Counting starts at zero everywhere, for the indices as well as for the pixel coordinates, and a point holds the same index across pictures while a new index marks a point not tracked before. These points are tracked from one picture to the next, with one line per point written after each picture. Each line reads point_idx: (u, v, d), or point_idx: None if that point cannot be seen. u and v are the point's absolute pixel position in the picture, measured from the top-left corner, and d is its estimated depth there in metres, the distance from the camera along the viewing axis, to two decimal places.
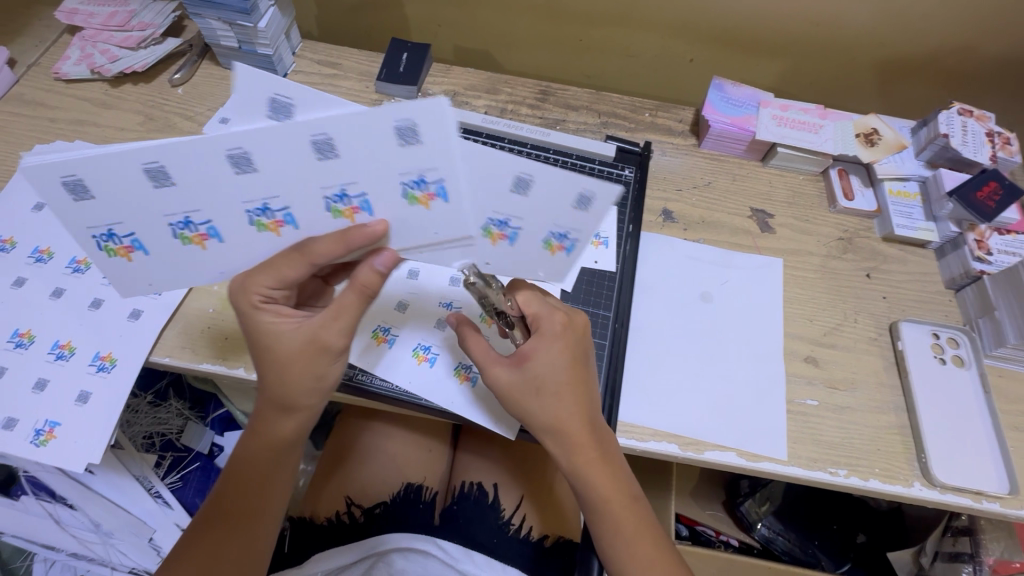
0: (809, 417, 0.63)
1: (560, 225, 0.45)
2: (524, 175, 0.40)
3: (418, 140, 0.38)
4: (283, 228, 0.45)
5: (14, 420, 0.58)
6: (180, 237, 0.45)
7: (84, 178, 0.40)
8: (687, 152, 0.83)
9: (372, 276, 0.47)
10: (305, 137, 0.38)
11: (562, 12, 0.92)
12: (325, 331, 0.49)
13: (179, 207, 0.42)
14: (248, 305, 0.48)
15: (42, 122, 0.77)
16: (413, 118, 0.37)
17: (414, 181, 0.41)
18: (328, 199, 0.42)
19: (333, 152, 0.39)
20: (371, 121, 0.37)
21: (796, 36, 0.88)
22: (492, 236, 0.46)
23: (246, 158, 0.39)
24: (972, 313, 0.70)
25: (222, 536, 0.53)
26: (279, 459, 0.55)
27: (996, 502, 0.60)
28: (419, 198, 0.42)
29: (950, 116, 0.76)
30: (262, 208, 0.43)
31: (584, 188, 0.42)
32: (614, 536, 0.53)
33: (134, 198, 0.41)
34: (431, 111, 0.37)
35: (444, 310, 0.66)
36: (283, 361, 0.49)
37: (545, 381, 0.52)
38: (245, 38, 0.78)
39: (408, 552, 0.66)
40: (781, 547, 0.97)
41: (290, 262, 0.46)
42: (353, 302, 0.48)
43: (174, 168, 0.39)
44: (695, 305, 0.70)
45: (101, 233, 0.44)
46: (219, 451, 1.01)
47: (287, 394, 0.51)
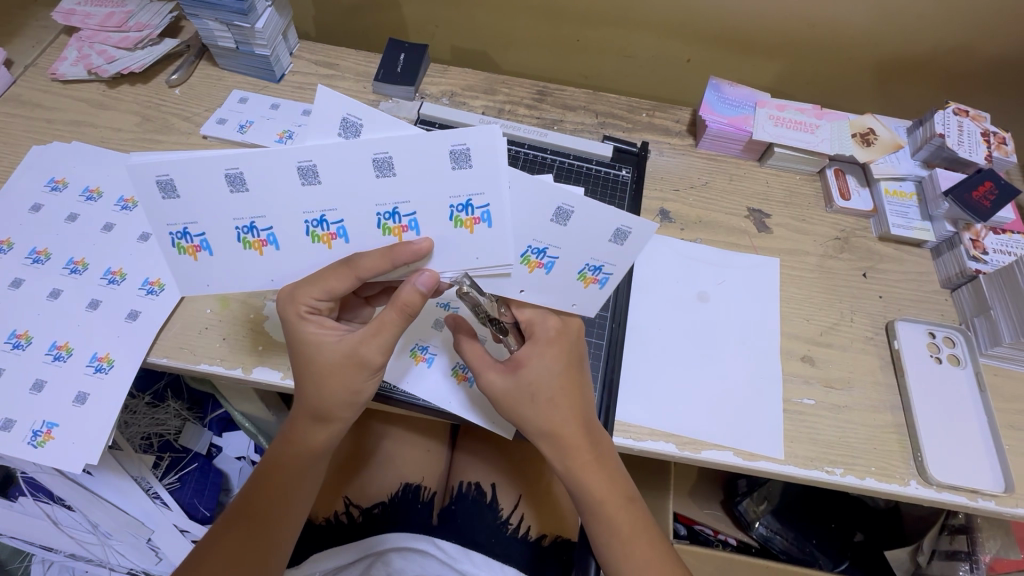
0: (805, 416, 0.64)
1: (596, 257, 0.50)
2: (565, 205, 0.46)
3: (468, 163, 0.44)
4: (335, 242, 0.48)
5: (12, 421, 0.57)
6: (242, 241, 0.48)
7: (173, 177, 0.44)
8: (684, 152, 0.83)
9: (414, 295, 0.48)
10: (369, 153, 0.43)
11: (559, 13, 0.92)
12: (365, 347, 0.50)
13: (247, 211, 0.46)
14: (295, 314, 0.50)
15: (39, 123, 0.77)
16: (467, 142, 0.43)
17: (462, 204, 0.46)
18: (381, 216, 0.46)
19: (391, 170, 0.44)
20: (430, 143, 0.43)
21: (793, 37, 0.88)
22: (530, 263, 0.51)
23: (313, 171, 0.44)
24: (968, 312, 0.70)
25: (242, 539, 0.53)
26: (309, 467, 0.55)
27: (992, 501, 0.60)
28: (465, 221, 0.46)
29: (945, 116, 0.76)
30: (320, 219, 0.46)
31: (620, 224, 0.47)
32: (611, 538, 0.53)
33: (210, 199, 0.45)
34: (484, 136, 0.43)
35: (441, 310, 0.64)
36: (322, 373, 0.51)
37: (540, 387, 0.53)
38: (242, 39, 0.78)
39: (406, 552, 0.66)
40: (778, 545, 0.98)
41: (338, 275, 0.47)
42: (393, 319, 0.49)
43: (251, 175, 0.44)
44: (692, 305, 0.70)
45: (177, 231, 0.47)
46: (217, 451, 1.03)
47: (322, 404, 0.52)
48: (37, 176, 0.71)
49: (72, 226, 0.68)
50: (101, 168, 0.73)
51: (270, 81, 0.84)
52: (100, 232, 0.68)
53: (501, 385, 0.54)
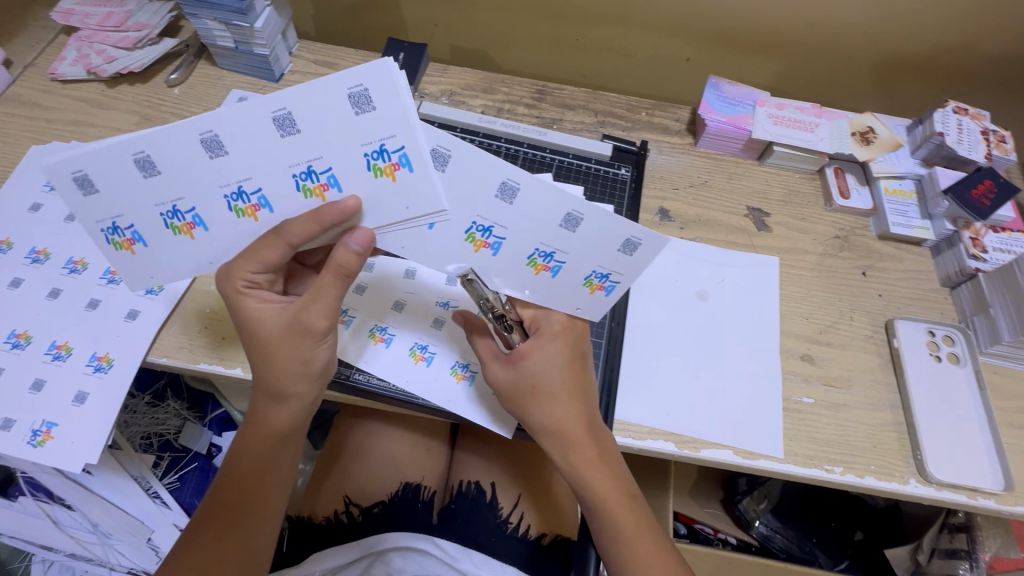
0: (805, 414, 0.64)
1: (604, 265, 0.49)
2: (575, 212, 0.46)
3: (371, 105, 0.40)
4: (261, 213, 0.46)
5: (11, 420, 0.58)
6: (170, 227, 0.46)
7: (88, 171, 0.42)
8: (684, 151, 0.83)
9: (349, 255, 0.45)
10: (267, 113, 0.40)
11: (558, 12, 0.92)
12: (305, 313, 0.48)
13: (168, 195, 0.44)
14: (234, 290, 0.49)
15: (39, 122, 0.77)
16: (363, 82, 0.39)
17: (376, 151, 0.42)
18: (368, 156, 0.42)
19: (294, 126, 0.41)
20: (324, 90, 0.40)
21: (792, 35, 0.88)
22: (475, 242, 0.48)
23: (289, 119, 0.41)
24: (968, 311, 0.70)
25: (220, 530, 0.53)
26: (275, 452, 0.55)
27: (992, 499, 0.60)
28: (384, 169, 0.43)
29: (945, 114, 0.76)
30: (238, 191, 0.44)
31: (630, 236, 0.47)
32: (615, 535, 0.53)
33: (128, 187, 0.43)
34: (380, 73, 0.39)
35: (441, 310, 0.65)
36: (269, 346, 0.50)
37: (542, 380, 0.53)
38: (241, 39, 0.78)
39: (406, 551, 0.66)
40: (779, 545, 0.98)
41: (269, 244, 0.46)
42: (331, 282, 0.47)
43: (159, 155, 0.42)
44: (691, 304, 0.70)
45: (107, 226, 0.46)
46: (217, 451, 1.00)
47: (276, 380, 0.51)
48: (37, 175, 0.71)
49: (71, 225, 0.68)
50: None
51: (270, 81, 0.84)
52: None
53: (507, 378, 0.54)
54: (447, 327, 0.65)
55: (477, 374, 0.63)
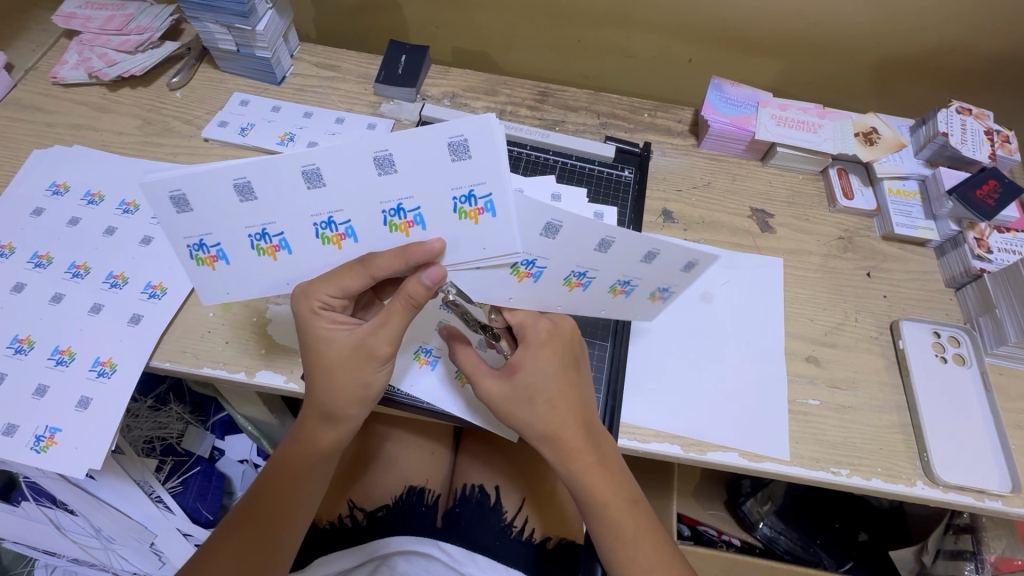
0: (811, 416, 0.63)
1: (667, 282, 0.53)
2: (653, 249, 0.49)
3: (468, 154, 0.43)
4: (345, 242, 0.47)
5: (14, 426, 0.57)
6: (255, 248, 0.47)
7: (186, 191, 0.43)
8: (686, 152, 0.83)
9: (420, 288, 0.47)
10: (369, 152, 0.42)
11: (560, 13, 0.92)
12: (373, 337, 0.50)
13: (259, 219, 0.45)
14: (308, 310, 0.50)
15: (40, 127, 0.77)
16: (465, 133, 0.42)
17: (464, 196, 0.45)
18: (456, 200, 0.45)
19: (393, 168, 0.43)
20: (429, 136, 0.42)
21: (794, 36, 0.88)
22: (570, 284, 0.52)
23: (390, 159, 0.43)
24: (973, 311, 0.70)
25: (250, 541, 0.53)
26: (316, 470, 0.56)
27: (998, 501, 0.60)
28: (468, 212, 0.45)
29: (950, 115, 0.76)
30: (328, 220, 0.46)
31: (691, 258, 0.50)
32: (614, 540, 0.53)
33: (222, 208, 0.45)
34: (482, 126, 0.42)
35: (445, 313, 0.63)
36: (332, 366, 0.51)
37: (537, 388, 0.52)
38: (243, 41, 0.77)
39: (411, 555, 0.66)
40: (783, 546, 0.98)
41: (351, 273, 0.48)
42: (400, 310, 0.49)
43: (259, 183, 0.43)
44: (696, 306, 0.70)
45: (195, 242, 0.47)
46: (220, 454, 1.03)
47: (333, 400, 0.52)
48: (38, 180, 0.71)
49: (74, 230, 0.68)
50: (103, 171, 0.73)
51: (271, 84, 0.83)
52: (102, 236, 0.68)
53: (502, 389, 0.53)
54: None
55: None
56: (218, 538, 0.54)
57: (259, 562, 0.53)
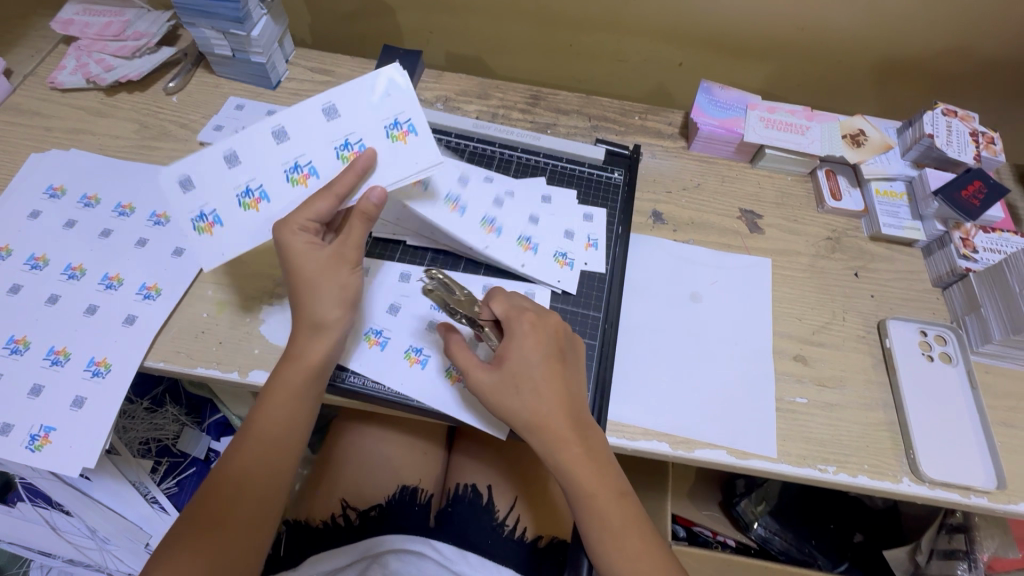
0: (798, 414, 0.64)
1: (563, 245, 0.71)
2: (548, 195, 0.75)
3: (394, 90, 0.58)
4: (310, 180, 0.57)
5: (9, 425, 0.58)
6: (242, 205, 0.57)
7: (190, 173, 0.57)
8: (677, 154, 0.84)
9: (369, 204, 0.54)
10: (319, 107, 0.58)
11: (551, 17, 0.93)
12: (346, 245, 0.55)
13: (244, 178, 0.57)
14: (285, 229, 0.54)
15: (38, 131, 0.78)
16: (382, 73, 0.58)
17: (392, 122, 0.58)
18: (387, 127, 0.57)
19: (337, 112, 0.58)
20: (359, 86, 0.58)
21: (783, 40, 0.89)
22: (485, 229, 0.68)
23: (333, 108, 0.58)
24: (959, 310, 0.70)
25: (211, 536, 0.50)
26: (275, 456, 0.55)
27: (984, 497, 0.60)
28: (398, 134, 0.57)
29: (935, 117, 0.77)
30: (294, 164, 0.57)
31: (586, 211, 0.75)
32: (601, 531, 0.54)
33: (215, 178, 0.57)
34: (393, 69, 0.58)
35: (435, 313, 0.67)
36: (309, 278, 0.54)
37: (523, 377, 0.54)
38: (238, 47, 0.79)
39: (403, 553, 0.66)
40: (778, 546, 0.98)
41: (319, 197, 0.54)
42: (361, 225, 0.55)
43: (242, 150, 0.57)
44: (685, 306, 0.70)
45: (241, 190, 0.57)
46: (214, 456, 1.01)
47: (314, 309, 0.55)
48: (36, 184, 0.72)
49: (70, 232, 0.69)
50: (99, 174, 0.74)
51: (266, 88, 0.84)
52: (98, 238, 0.69)
53: (490, 376, 0.54)
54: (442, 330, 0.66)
55: None
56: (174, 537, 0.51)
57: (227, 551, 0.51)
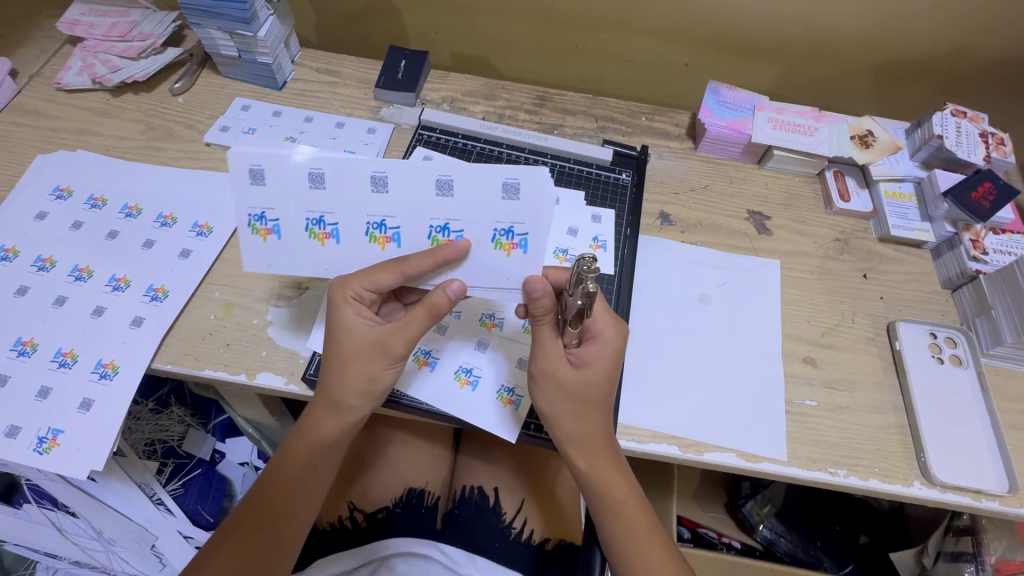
0: (808, 417, 0.64)
1: (561, 241, 0.71)
2: (555, 194, 0.74)
3: (518, 196, 0.50)
4: (389, 245, 0.53)
5: (17, 428, 0.58)
6: (308, 231, 0.52)
7: (265, 168, 0.49)
8: (684, 155, 0.83)
9: (444, 300, 0.50)
10: (434, 174, 0.49)
11: (558, 17, 0.93)
12: (392, 338, 0.52)
13: (321, 206, 0.51)
14: (341, 298, 0.52)
15: (44, 132, 0.78)
16: (519, 177, 0.49)
17: (504, 229, 0.51)
18: (496, 232, 0.51)
19: (450, 192, 0.50)
20: (488, 174, 0.49)
21: (792, 40, 0.89)
22: None
23: (449, 184, 0.50)
24: (969, 312, 0.70)
25: (251, 540, 0.53)
26: (319, 467, 0.56)
27: (995, 500, 0.60)
28: (505, 244, 0.51)
29: (944, 117, 0.76)
30: (380, 223, 0.52)
31: (594, 211, 0.74)
32: (626, 539, 0.54)
33: (293, 190, 0.50)
34: (534, 176, 0.49)
35: (444, 315, 0.66)
36: (347, 357, 0.53)
37: (594, 394, 0.53)
38: (245, 47, 0.79)
39: (410, 556, 0.66)
40: (784, 548, 0.98)
41: (386, 269, 0.51)
42: (421, 317, 0.51)
43: (331, 175, 0.50)
44: (693, 308, 0.70)
45: (314, 217, 0.52)
46: (220, 457, 1.04)
47: (341, 390, 0.53)
48: (42, 185, 0.72)
49: (77, 233, 0.69)
50: (106, 176, 0.74)
51: (272, 89, 0.84)
52: (105, 240, 0.69)
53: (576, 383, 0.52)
54: (450, 332, 0.65)
55: (480, 379, 0.63)
56: (217, 540, 0.54)
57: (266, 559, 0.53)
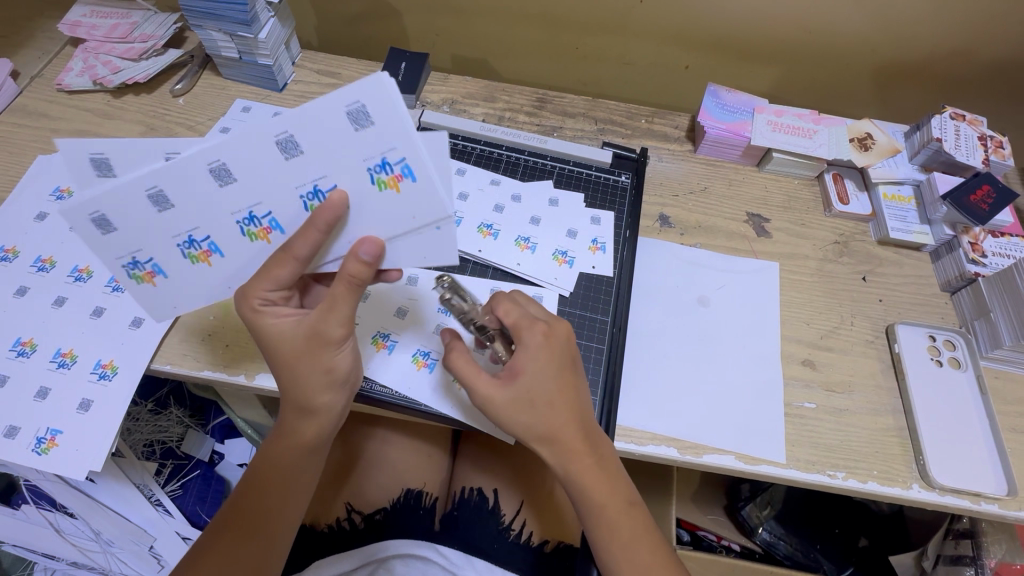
0: (807, 419, 0.64)
1: (560, 245, 0.72)
2: (554, 198, 0.76)
3: (370, 120, 0.43)
4: (272, 236, 0.48)
5: (15, 428, 0.58)
6: (187, 256, 0.49)
7: (107, 211, 0.45)
8: (684, 157, 0.83)
9: (359, 267, 0.46)
10: (270, 136, 0.43)
11: (558, 20, 0.93)
12: (324, 323, 0.49)
13: (182, 226, 0.47)
14: (249, 309, 0.48)
15: (45, 133, 0.78)
16: (360, 99, 0.42)
17: (378, 165, 0.44)
18: (372, 170, 0.45)
19: (298, 148, 0.44)
20: (328, 111, 0.42)
21: (791, 43, 0.89)
22: (482, 233, 0.72)
23: (292, 141, 0.43)
24: (968, 315, 0.70)
25: (239, 543, 0.53)
26: (300, 467, 0.56)
27: (995, 504, 0.60)
28: (388, 181, 0.45)
29: (942, 120, 0.77)
30: (250, 215, 0.46)
31: (594, 214, 0.75)
32: (610, 542, 0.54)
33: (145, 222, 0.46)
34: (374, 87, 0.42)
35: (443, 316, 0.66)
36: (293, 361, 0.51)
37: (538, 389, 0.52)
38: (246, 49, 0.79)
39: (409, 558, 0.67)
40: (783, 551, 0.98)
41: (278, 263, 0.46)
42: (344, 292, 0.47)
43: (171, 189, 0.45)
44: (693, 310, 0.70)
45: (183, 239, 0.47)
46: (219, 458, 1.04)
47: (304, 393, 0.52)
48: (42, 186, 0.72)
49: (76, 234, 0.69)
50: None
51: (273, 91, 0.84)
52: None
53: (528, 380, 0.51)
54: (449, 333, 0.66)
55: None
56: (203, 544, 0.54)
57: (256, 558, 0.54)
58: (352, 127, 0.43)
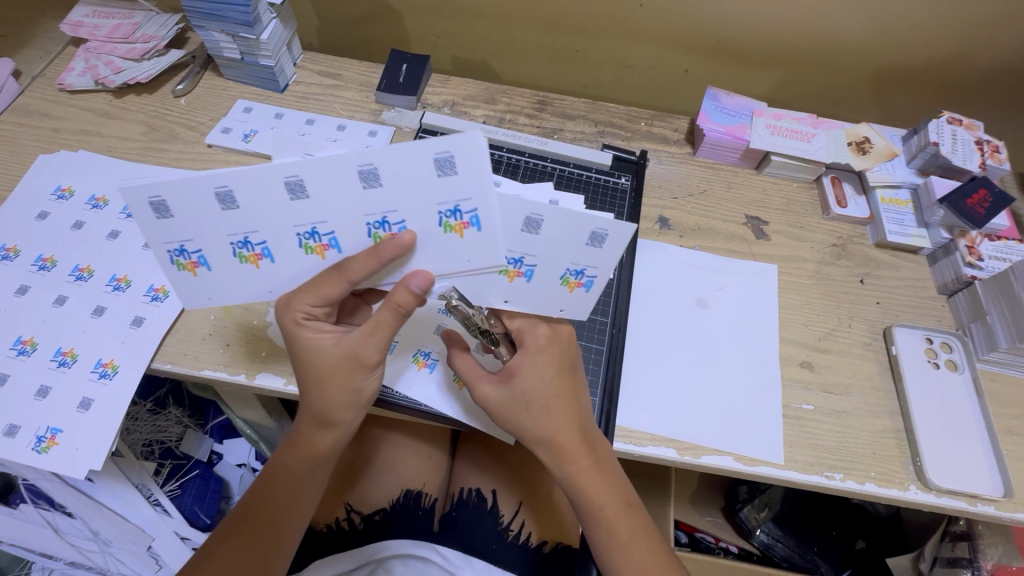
0: (804, 420, 0.64)
1: None
2: None
3: (455, 170, 0.41)
4: (328, 252, 0.46)
5: (16, 427, 0.58)
6: (237, 255, 0.47)
7: (167, 197, 0.43)
8: (683, 160, 0.84)
9: (407, 295, 0.47)
10: (354, 167, 0.40)
11: (557, 23, 0.94)
12: (361, 347, 0.50)
13: (242, 227, 0.45)
14: (293, 321, 0.49)
15: (46, 132, 0.78)
16: (452, 151, 0.39)
17: (451, 210, 0.43)
18: (443, 214, 0.43)
19: (378, 181, 0.41)
20: (416, 155, 0.40)
21: (790, 47, 0.89)
22: None
23: (375, 174, 0.41)
24: (965, 318, 0.70)
25: (246, 540, 0.54)
26: (312, 474, 0.56)
27: (991, 505, 0.60)
28: (454, 226, 0.44)
29: (940, 125, 0.77)
30: (312, 231, 0.45)
31: None
32: (609, 540, 0.54)
33: (205, 217, 0.44)
34: (470, 144, 0.39)
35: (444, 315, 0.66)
36: (323, 375, 0.51)
37: (534, 394, 0.52)
38: (248, 50, 0.79)
39: (408, 558, 0.66)
40: (780, 553, 0.98)
41: (330, 281, 0.46)
42: (388, 319, 0.48)
43: (241, 192, 0.42)
44: (691, 311, 0.71)
45: (238, 240, 0.46)
46: (217, 459, 1.04)
47: (328, 408, 0.53)
48: (44, 185, 0.72)
49: (77, 233, 0.69)
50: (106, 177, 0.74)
51: (275, 92, 0.85)
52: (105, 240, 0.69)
53: (531, 384, 0.52)
54: None
55: None
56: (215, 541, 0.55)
57: (259, 557, 0.54)
58: (437, 175, 0.41)
